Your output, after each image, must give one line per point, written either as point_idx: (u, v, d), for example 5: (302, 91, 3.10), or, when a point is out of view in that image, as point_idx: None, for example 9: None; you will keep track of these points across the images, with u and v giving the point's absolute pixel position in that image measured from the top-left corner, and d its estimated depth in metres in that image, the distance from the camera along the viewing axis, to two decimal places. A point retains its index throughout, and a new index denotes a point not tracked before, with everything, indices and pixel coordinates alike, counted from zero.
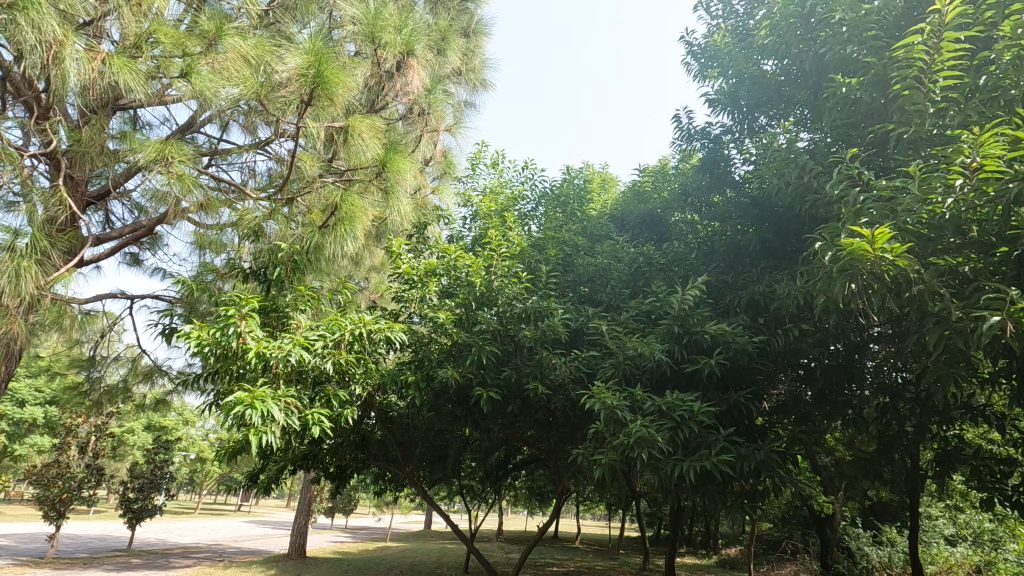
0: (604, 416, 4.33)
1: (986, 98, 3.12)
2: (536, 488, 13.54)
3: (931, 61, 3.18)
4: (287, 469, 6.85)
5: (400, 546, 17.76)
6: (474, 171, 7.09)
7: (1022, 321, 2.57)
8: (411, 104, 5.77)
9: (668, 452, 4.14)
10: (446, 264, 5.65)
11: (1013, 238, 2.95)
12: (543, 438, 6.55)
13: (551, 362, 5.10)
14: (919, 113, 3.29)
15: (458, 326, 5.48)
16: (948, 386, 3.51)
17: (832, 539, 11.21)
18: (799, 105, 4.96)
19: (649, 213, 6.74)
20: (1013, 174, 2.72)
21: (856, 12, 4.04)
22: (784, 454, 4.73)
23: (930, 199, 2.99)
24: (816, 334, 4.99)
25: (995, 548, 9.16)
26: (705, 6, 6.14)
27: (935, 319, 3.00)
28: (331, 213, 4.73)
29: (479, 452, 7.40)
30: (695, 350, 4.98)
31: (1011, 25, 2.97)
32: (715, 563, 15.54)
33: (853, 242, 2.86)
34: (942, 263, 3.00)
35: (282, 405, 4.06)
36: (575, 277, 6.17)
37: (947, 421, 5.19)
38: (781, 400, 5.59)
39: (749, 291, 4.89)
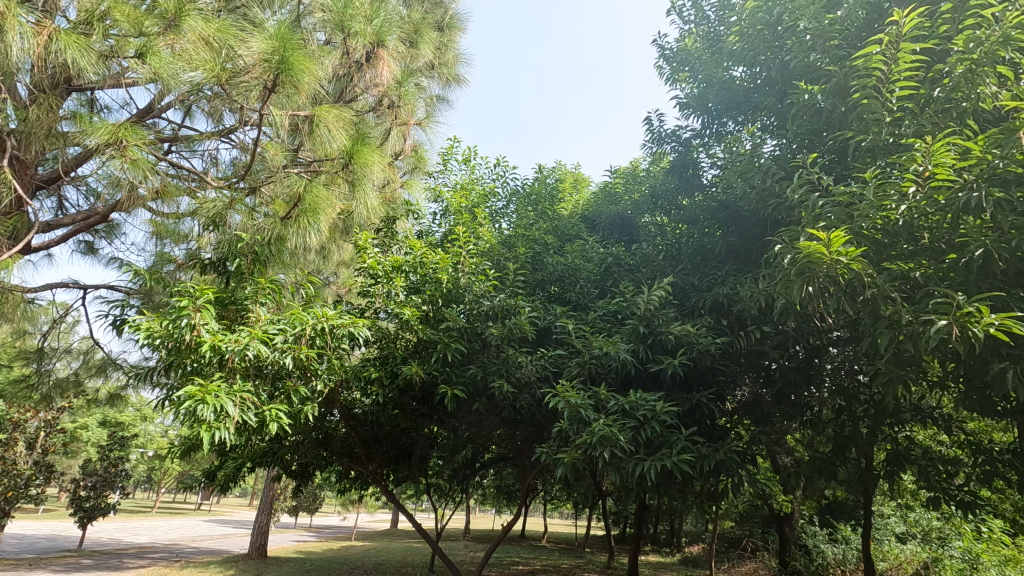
0: (568, 415, 4.34)
1: (939, 109, 3.21)
2: (503, 488, 13.53)
3: (888, 72, 3.26)
4: (246, 467, 6.68)
5: (365, 546, 17.49)
6: (445, 166, 7.01)
7: (967, 326, 2.64)
8: (381, 96, 5.60)
9: (631, 451, 4.17)
10: (413, 261, 5.54)
11: (961, 245, 3.04)
12: (509, 436, 6.53)
13: (517, 361, 5.09)
14: (877, 122, 3.37)
15: (424, 323, 5.41)
16: (898, 388, 3.61)
17: (789, 537, 11.42)
18: (766, 112, 5.05)
19: (620, 214, 6.78)
20: (963, 183, 2.80)
21: (820, 22, 4.10)
22: (743, 454, 4.81)
23: (885, 206, 3.07)
24: (777, 336, 5.08)
25: (943, 545, 9.58)
26: (678, 10, 6.19)
27: (887, 323, 3.05)
28: (294, 205, 4.58)
29: (445, 450, 7.35)
30: (660, 350, 5.03)
31: (963, 39, 3.05)
32: (679, 560, 15.79)
33: (810, 245, 2.92)
34: (896, 268, 3.07)
35: (237, 401, 3.95)
36: (544, 276, 6.18)
37: (898, 422, 5.36)
38: (743, 401, 5.69)
39: (713, 292, 4.98)
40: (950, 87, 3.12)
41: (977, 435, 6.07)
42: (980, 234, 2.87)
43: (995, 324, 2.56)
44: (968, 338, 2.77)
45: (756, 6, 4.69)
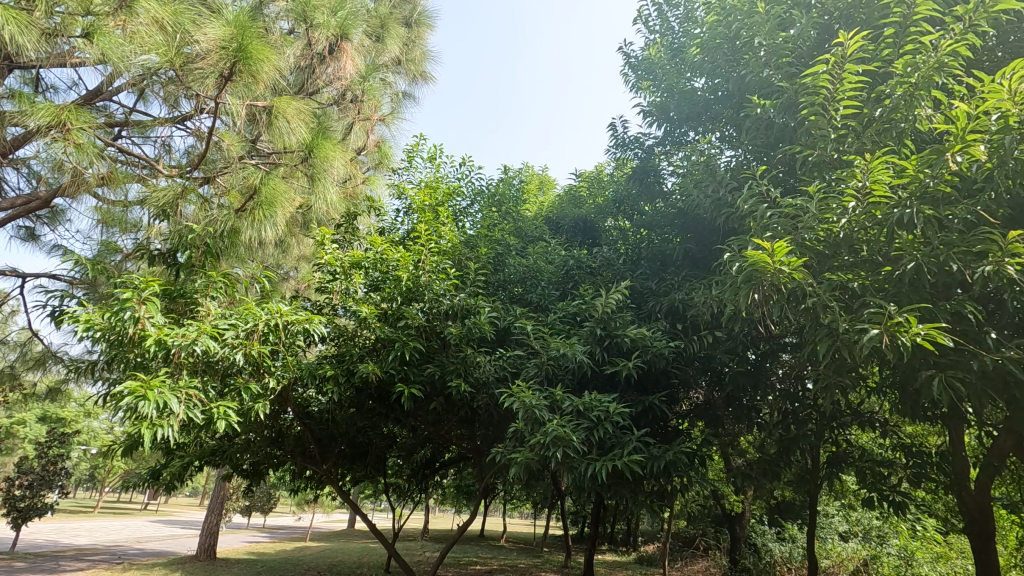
0: (523, 416, 4.37)
1: (880, 129, 3.38)
2: (462, 488, 13.48)
3: (834, 90, 3.40)
4: (194, 464, 6.47)
5: (320, 546, 17.18)
6: (410, 163, 6.95)
7: (898, 335, 2.78)
8: (344, 90, 5.58)
9: (583, 452, 4.23)
10: (373, 258, 5.46)
11: (897, 258, 3.19)
12: (467, 436, 6.54)
13: (475, 360, 5.10)
14: (823, 137, 3.51)
15: (383, 321, 5.35)
16: (837, 393, 3.77)
17: (740, 536, 11.79)
18: (724, 123, 5.19)
19: (584, 218, 6.89)
20: (898, 200, 2.96)
21: (774, 40, 4.26)
22: (692, 454, 4.93)
23: (827, 219, 3.22)
24: (729, 342, 5.21)
25: (880, 544, 10.08)
26: (644, 19, 6.29)
27: (826, 330, 3.19)
28: (249, 197, 4.46)
29: (403, 450, 7.29)
30: (616, 353, 5.12)
31: (902, 63, 3.21)
32: (634, 560, 16.08)
33: (755, 253, 3.02)
34: (835, 278, 3.22)
35: (182, 397, 3.81)
36: (504, 277, 6.21)
37: (839, 426, 5.61)
38: (695, 404, 5.84)
39: (669, 298, 5.10)
40: (890, 108, 3.29)
41: (914, 439, 6.39)
42: (912, 248, 3.03)
43: (922, 333, 2.71)
44: (899, 347, 2.92)
45: (717, 20, 4.82)
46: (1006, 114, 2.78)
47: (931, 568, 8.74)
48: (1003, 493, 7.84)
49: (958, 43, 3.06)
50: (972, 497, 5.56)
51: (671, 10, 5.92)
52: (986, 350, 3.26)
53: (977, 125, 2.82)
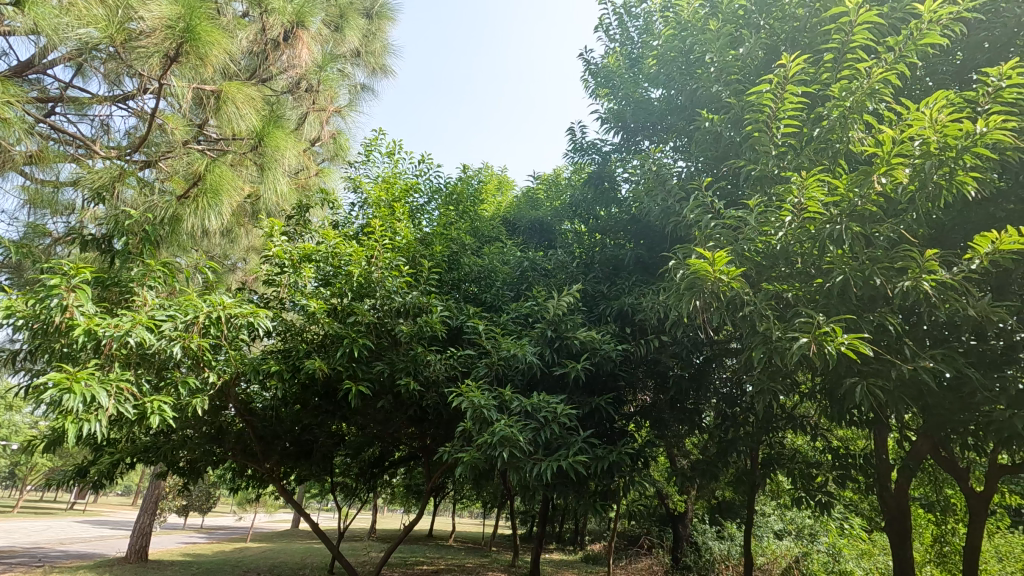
0: (471, 415, 4.38)
1: (817, 148, 3.56)
2: (412, 488, 13.31)
3: (776, 109, 3.55)
4: (125, 462, 6.16)
5: (262, 547, 16.62)
6: (367, 157, 6.85)
7: (826, 344, 2.95)
8: (299, 79, 5.44)
9: (529, 451, 4.27)
10: (325, 252, 5.37)
11: (827, 271, 3.38)
12: (417, 435, 6.48)
13: (426, 359, 5.07)
14: (765, 153, 3.68)
15: (332, 316, 5.25)
16: (771, 398, 3.95)
17: (682, 535, 12.12)
18: (677, 134, 5.35)
19: (540, 220, 7.01)
20: (829, 217, 3.14)
21: (724, 57, 4.42)
22: (636, 455, 5.06)
23: (765, 231, 3.38)
24: (674, 346, 5.36)
25: (812, 541, 10.61)
26: (605, 28, 6.39)
27: (761, 338, 3.35)
28: (193, 184, 4.28)
29: (351, 448, 7.16)
30: (566, 355, 5.20)
31: (839, 88, 3.39)
32: (581, 558, 16.31)
33: (696, 261, 3.13)
34: (772, 288, 3.40)
35: (111, 391, 3.62)
36: (459, 276, 6.21)
37: (774, 428, 5.88)
38: (642, 406, 5.99)
39: (619, 301, 5.21)
40: (827, 129, 3.47)
41: (843, 443, 6.76)
42: (842, 263, 3.21)
43: (845, 343, 2.88)
44: (826, 356, 3.09)
45: (672, 33, 4.95)
46: (927, 141, 3.00)
47: (856, 564, 9.26)
48: (921, 493, 8.39)
49: (889, 71, 3.27)
50: (892, 497, 5.94)
51: (631, 20, 6.02)
52: (904, 360, 3.49)
53: (900, 150, 3.03)
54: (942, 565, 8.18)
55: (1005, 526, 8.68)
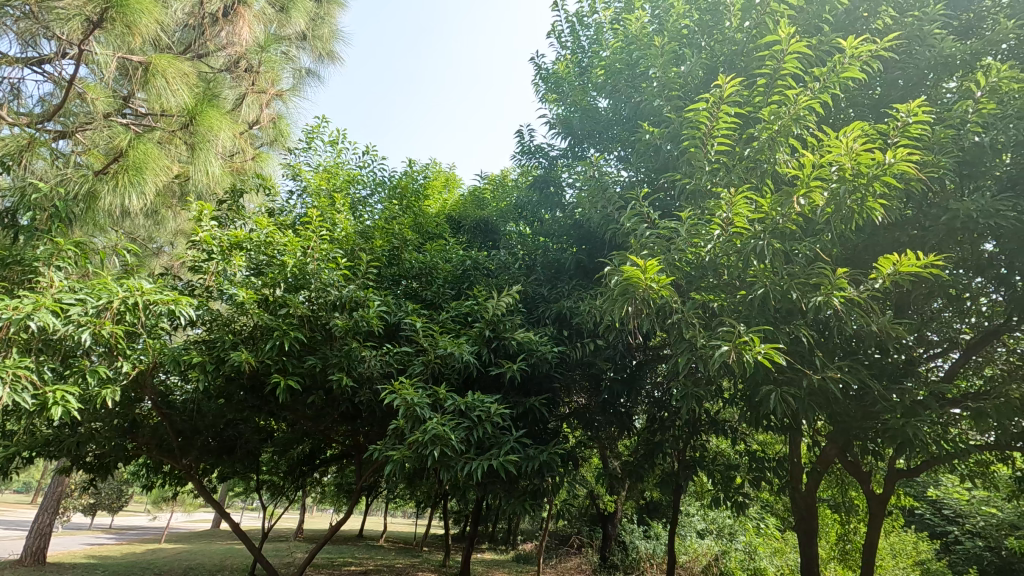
0: (403, 413, 4.32)
1: (747, 167, 3.76)
2: (343, 487, 12.96)
3: (711, 128, 3.69)
4: (21, 456, 5.66)
5: (177, 548, 15.72)
6: (309, 145, 6.64)
7: (746, 353, 3.13)
8: (238, 58, 5.21)
9: (461, 451, 4.27)
10: (257, 239, 5.15)
11: (750, 283, 3.58)
12: (349, 432, 6.33)
13: (360, 355, 4.95)
14: (699, 169, 3.84)
15: (262, 307, 5.05)
16: (695, 402, 4.13)
17: (611, 534, 12.44)
18: (621, 144, 5.50)
19: (485, 220, 7.01)
20: (754, 232, 3.32)
21: (666, 73, 4.58)
22: (567, 456, 5.15)
23: (695, 243, 3.52)
24: (609, 350, 5.51)
25: (730, 539, 11.15)
26: (558, 34, 6.46)
27: (687, 344, 3.49)
28: (114, 159, 4.01)
29: (278, 445, 6.90)
30: (502, 355, 5.23)
31: (768, 112, 3.58)
32: (511, 558, 16.42)
33: (629, 268, 3.22)
34: (699, 298, 3.58)
35: (9, 378, 3.30)
36: (398, 271, 6.13)
37: (698, 432, 6.16)
38: (575, 407, 6.11)
39: (558, 304, 5.30)
40: (756, 149, 3.68)
41: (761, 447, 7.15)
42: (764, 276, 3.41)
43: (762, 352, 3.06)
44: (745, 364, 3.28)
45: (620, 46, 5.08)
46: (842, 167, 3.21)
47: (769, 562, 9.81)
48: (829, 495, 9.01)
49: (813, 100, 3.48)
50: (802, 497, 6.36)
51: (583, 29, 6.08)
52: (814, 371, 3.75)
53: (819, 174, 3.25)
54: (844, 562, 8.81)
55: (900, 526, 9.45)
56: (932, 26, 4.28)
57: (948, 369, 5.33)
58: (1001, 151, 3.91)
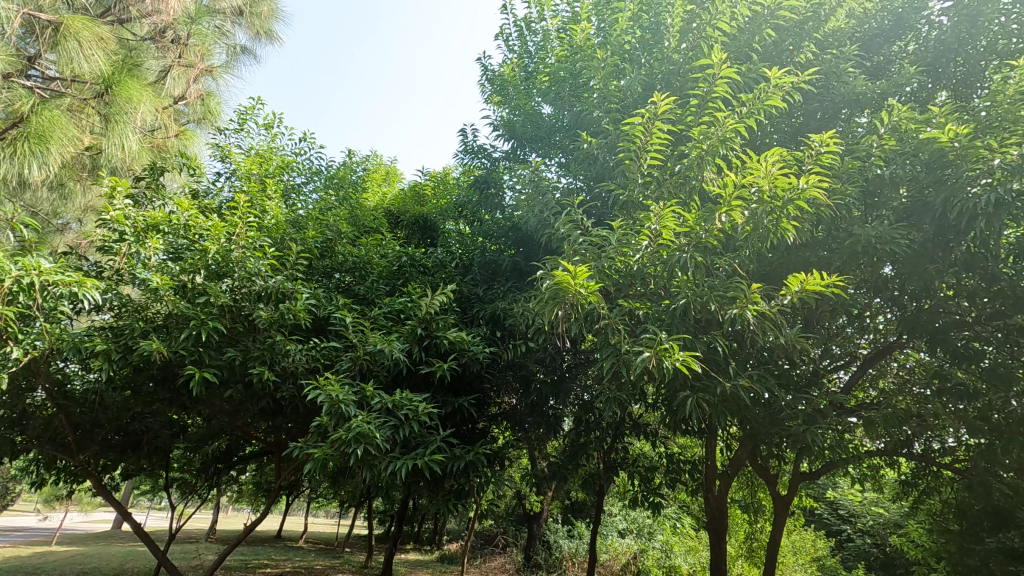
0: (327, 410, 4.21)
1: (676, 182, 3.94)
2: (261, 486, 12.39)
3: (645, 142, 3.83)
4: None
5: (71, 551, 14.54)
6: (241, 126, 6.32)
7: (666, 360, 3.27)
8: (165, 27, 4.90)
9: (385, 449, 4.21)
10: (176, 222, 4.84)
11: (673, 293, 3.75)
12: (269, 428, 6.08)
13: (284, 348, 4.76)
14: (632, 181, 3.98)
15: (178, 295, 4.76)
16: (617, 406, 4.27)
17: (536, 534, 12.62)
18: (561, 151, 5.61)
19: (424, 216, 6.96)
20: (679, 245, 3.49)
21: (607, 86, 4.71)
22: (493, 455, 5.19)
23: (624, 253, 3.66)
24: (540, 353, 5.59)
25: (648, 538, 11.61)
26: (506, 37, 6.46)
27: (612, 349, 3.61)
28: (12, 125, 3.64)
29: (190, 440, 6.51)
30: (433, 353, 5.19)
31: (698, 131, 3.75)
32: (437, 558, 16.31)
33: (559, 273, 3.29)
34: (626, 305, 3.72)
35: None
36: (330, 264, 5.94)
37: (622, 434, 6.37)
38: (504, 408, 6.16)
39: (492, 305, 5.33)
40: (686, 166, 3.86)
41: (680, 450, 7.48)
42: (686, 288, 3.59)
43: (680, 359, 3.22)
44: (664, 371, 3.43)
45: (565, 55, 5.17)
46: (762, 189, 3.42)
47: (683, 559, 10.32)
48: (739, 496, 9.55)
49: (739, 124, 3.69)
50: (714, 498, 6.72)
51: (531, 34, 6.10)
52: (727, 378, 3.98)
53: (740, 194, 3.44)
54: (751, 559, 9.37)
55: (801, 525, 10.15)
56: (847, 65, 4.68)
57: (847, 380, 5.80)
58: (899, 185, 4.30)
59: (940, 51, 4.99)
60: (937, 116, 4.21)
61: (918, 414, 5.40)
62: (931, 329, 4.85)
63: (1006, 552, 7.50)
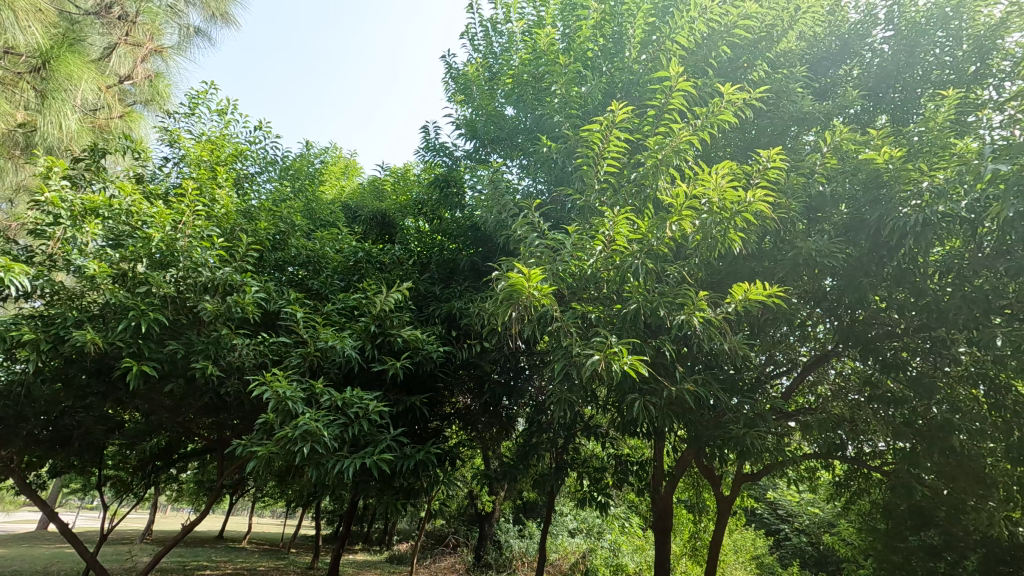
0: (273, 407, 4.09)
1: (632, 190, 4.05)
2: (203, 485, 11.92)
3: (602, 150, 3.90)
4: None
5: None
6: (192, 111, 6.07)
7: (616, 363, 3.33)
8: (111, 3, 4.99)
9: (333, 448, 4.13)
10: (117, 207, 4.61)
11: (624, 298, 3.85)
12: (212, 424, 5.87)
13: (230, 342, 4.59)
14: (589, 187, 4.06)
15: (118, 284, 4.54)
16: (569, 407, 4.33)
17: (487, 534, 12.67)
18: (522, 153, 5.65)
19: (383, 212, 6.88)
20: (631, 251, 3.57)
21: (568, 91, 4.77)
22: (444, 455, 5.16)
23: (579, 256, 3.72)
24: (495, 353, 5.60)
25: (597, 538, 11.81)
26: (471, 36, 6.39)
27: (564, 351, 3.65)
28: None
29: (126, 436, 6.20)
30: (387, 351, 5.12)
31: (654, 142, 3.85)
32: (386, 559, 16.08)
33: (513, 274, 3.31)
34: (579, 308, 3.79)
35: None
36: (283, 257, 5.80)
37: (573, 435, 6.45)
38: (457, 407, 6.14)
39: (448, 304, 5.31)
40: (641, 174, 3.96)
41: (629, 451, 7.65)
42: (638, 292, 3.68)
43: (628, 362, 3.30)
44: (613, 374, 3.50)
45: (529, 59, 5.21)
46: (711, 201, 3.52)
47: (630, 559, 10.52)
48: (685, 497, 9.84)
49: (693, 136, 3.80)
50: (660, 498, 6.89)
51: (496, 36, 6.10)
52: (673, 382, 4.10)
53: (691, 204, 3.55)
54: (694, 557, 9.67)
55: (742, 525, 10.54)
56: (795, 85, 4.91)
57: (787, 386, 6.08)
58: (839, 202, 4.52)
59: (882, 77, 5.30)
60: (875, 138, 4.45)
61: (850, 419, 5.70)
62: (864, 338, 5.12)
63: (927, 549, 8.00)
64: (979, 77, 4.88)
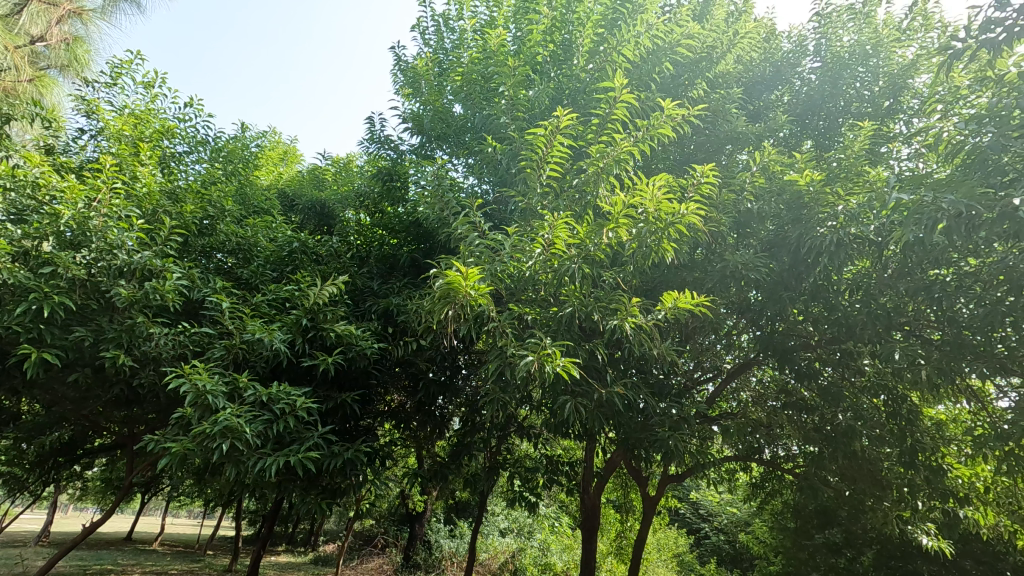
0: (191, 401, 3.87)
1: (574, 196, 4.13)
2: (111, 483, 11.11)
3: (545, 154, 3.94)
4: None
5: None
6: (114, 81, 5.66)
7: (549, 365, 3.37)
8: None
9: (255, 445, 3.95)
10: (22, 179, 4.29)
11: (560, 301, 3.92)
12: (122, 417, 5.48)
13: (146, 331, 4.29)
14: (531, 190, 4.11)
15: (17, 262, 4.15)
16: (502, 407, 4.34)
17: (417, 534, 12.52)
18: (467, 152, 5.63)
19: (322, 202, 6.69)
20: (569, 256, 3.63)
21: (516, 93, 4.79)
22: (373, 454, 5.05)
23: (518, 259, 3.75)
24: (431, 351, 5.54)
25: (527, 537, 11.92)
26: (422, 28, 6.27)
27: (500, 351, 3.67)
28: None
29: (21, 429, 5.69)
30: (319, 346, 4.95)
31: (596, 150, 3.93)
32: (310, 560, 15.56)
33: (450, 272, 3.28)
34: (515, 309, 3.83)
35: None
36: (211, 243, 5.52)
37: (507, 435, 6.48)
38: (389, 405, 6.04)
39: (386, 300, 5.21)
40: (583, 181, 4.06)
41: (561, 452, 7.77)
42: (574, 296, 3.75)
43: (560, 364, 3.36)
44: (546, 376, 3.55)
45: (479, 58, 5.20)
46: (648, 211, 3.61)
47: (558, 557, 10.70)
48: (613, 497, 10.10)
49: (633, 147, 3.90)
50: (588, 498, 7.04)
51: (448, 32, 6.05)
52: (603, 385, 4.20)
53: (628, 213, 3.64)
54: (619, 556, 9.94)
55: (666, 524, 10.94)
56: (731, 105, 5.17)
57: (711, 392, 6.39)
58: (765, 219, 4.78)
59: (808, 104, 5.68)
60: (800, 161, 4.74)
61: (767, 424, 6.04)
62: (782, 348, 5.45)
63: (830, 547, 8.58)
64: (892, 111, 5.31)
